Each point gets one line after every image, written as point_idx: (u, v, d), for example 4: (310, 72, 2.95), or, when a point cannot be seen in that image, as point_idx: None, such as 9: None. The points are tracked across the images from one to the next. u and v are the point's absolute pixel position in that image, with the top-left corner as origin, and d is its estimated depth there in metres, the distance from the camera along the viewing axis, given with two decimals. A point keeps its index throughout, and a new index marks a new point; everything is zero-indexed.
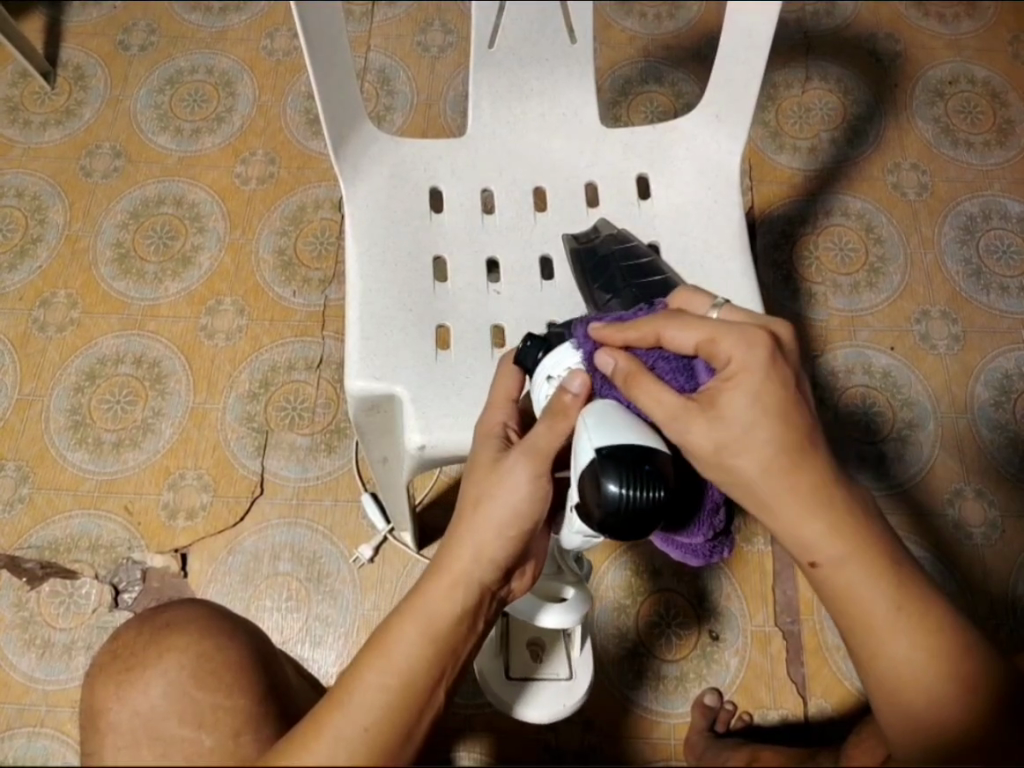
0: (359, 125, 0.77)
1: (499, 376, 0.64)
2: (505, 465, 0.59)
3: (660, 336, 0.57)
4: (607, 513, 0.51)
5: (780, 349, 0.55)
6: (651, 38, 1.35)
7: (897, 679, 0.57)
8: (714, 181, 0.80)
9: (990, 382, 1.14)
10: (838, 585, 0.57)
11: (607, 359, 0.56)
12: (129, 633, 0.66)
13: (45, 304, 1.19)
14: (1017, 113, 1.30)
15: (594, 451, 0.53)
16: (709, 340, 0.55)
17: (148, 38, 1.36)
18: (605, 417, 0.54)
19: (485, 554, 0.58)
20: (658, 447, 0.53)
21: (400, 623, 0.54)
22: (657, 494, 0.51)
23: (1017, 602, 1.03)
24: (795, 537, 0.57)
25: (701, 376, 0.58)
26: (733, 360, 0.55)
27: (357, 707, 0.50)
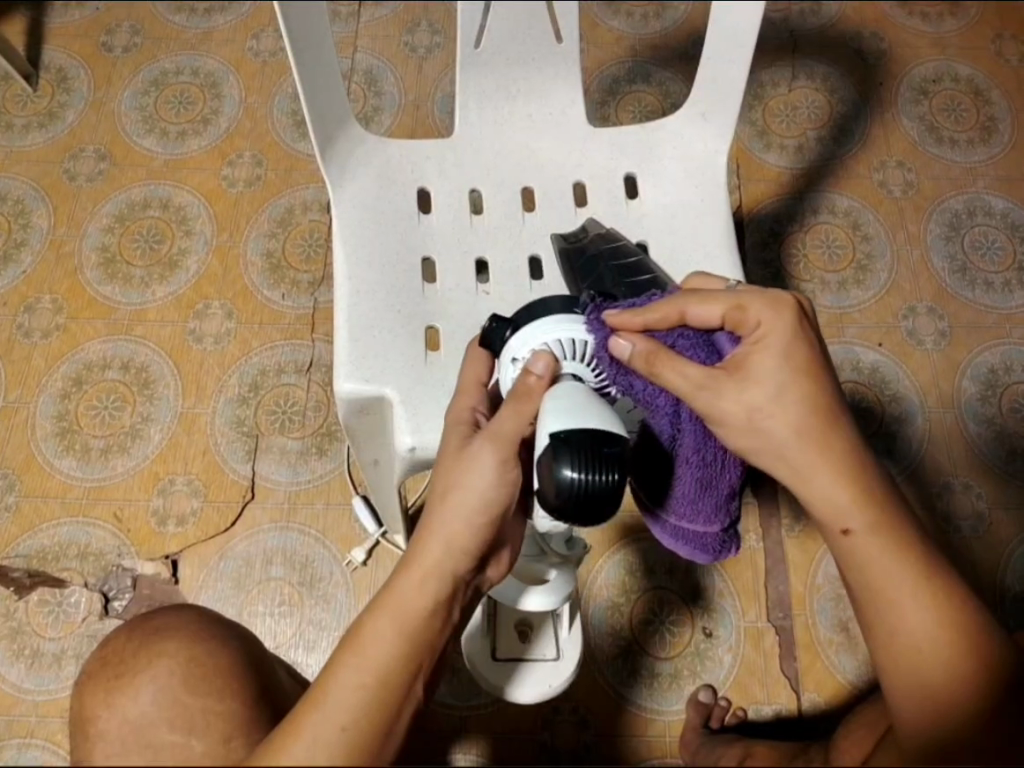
0: (346, 126, 0.77)
1: (470, 360, 0.64)
2: (471, 450, 0.59)
3: (682, 313, 0.59)
4: (564, 498, 0.51)
5: (805, 315, 0.58)
6: (639, 37, 1.35)
7: (910, 659, 0.56)
8: (702, 179, 0.80)
9: (977, 376, 1.15)
10: (857, 552, 0.58)
11: (625, 343, 0.56)
12: (116, 643, 0.66)
13: (29, 310, 1.18)
14: (1000, 110, 1.31)
15: (552, 435, 0.53)
16: (736, 309, 0.58)
17: (131, 40, 1.35)
18: (561, 401, 0.54)
19: (456, 542, 0.57)
20: (614, 428, 0.53)
21: (374, 617, 0.54)
22: (610, 478, 0.51)
23: (1006, 594, 1.04)
24: (823, 503, 0.57)
25: (723, 347, 0.59)
26: (761, 324, 0.57)
27: (331, 705, 0.50)
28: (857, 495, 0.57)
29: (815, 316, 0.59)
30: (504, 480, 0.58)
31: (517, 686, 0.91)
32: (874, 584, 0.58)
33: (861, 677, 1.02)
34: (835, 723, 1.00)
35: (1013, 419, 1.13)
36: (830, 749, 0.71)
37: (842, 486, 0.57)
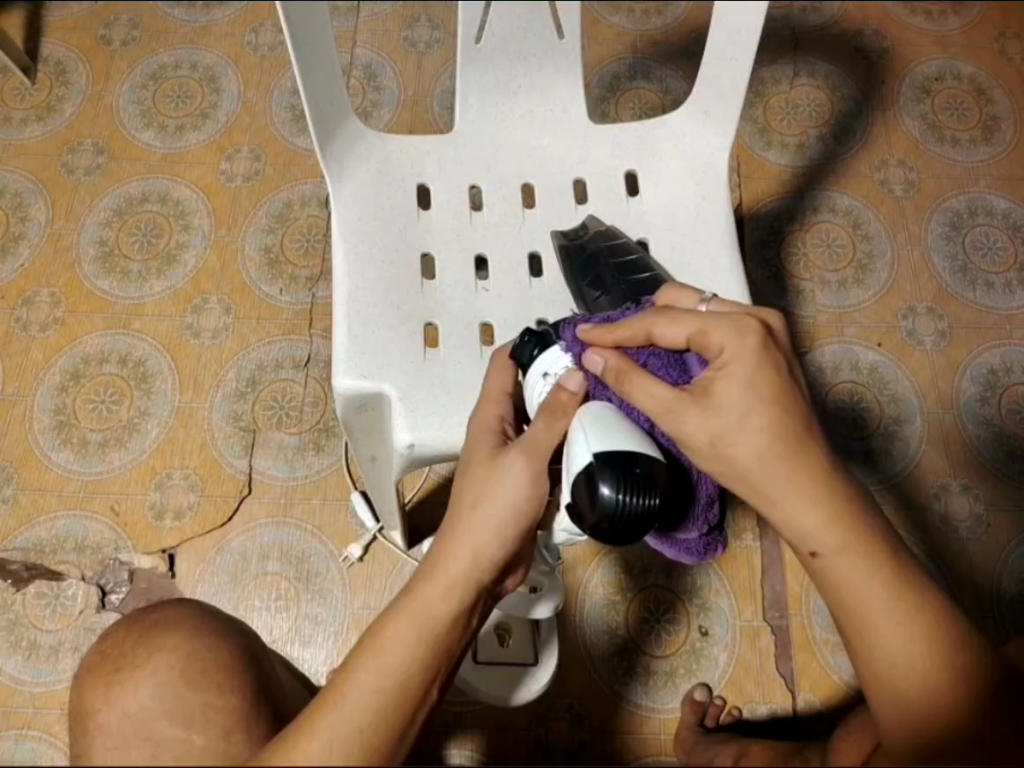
0: (346, 122, 0.76)
1: (496, 371, 0.65)
2: (502, 463, 0.59)
3: (650, 334, 0.58)
4: (602, 518, 0.52)
5: (771, 338, 0.56)
6: (639, 34, 1.34)
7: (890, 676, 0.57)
8: (702, 178, 0.80)
9: (976, 377, 1.15)
10: (831, 578, 0.56)
11: (597, 358, 0.57)
12: (118, 636, 0.65)
13: (27, 303, 1.18)
14: (1002, 109, 1.30)
15: (588, 455, 0.53)
16: (699, 333, 0.56)
17: (130, 33, 1.34)
18: (600, 422, 0.54)
19: (483, 553, 0.57)
20: (650, 451, 0.54)
21: (396, 620, 0.54)
22: (650, 502, 0.52)
23: (1003, 596, 1.04)
24: (793, 525, 0.56)
25: (694, 369, 0.59)
26: (725, 350, 0.55)
27: (347, 708, 0.50)
28: (853, 498, 0.56)
29: (787, 336, 0.58)
30: (509, 479, 0.58)
31: (507, 690, 0.96)
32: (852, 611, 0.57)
33: (857, 677, 1.02)
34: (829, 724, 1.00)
35: (1012, 421, 1.12)
36: (824, 752, 0.71)
37: (812, 508, 0.55)
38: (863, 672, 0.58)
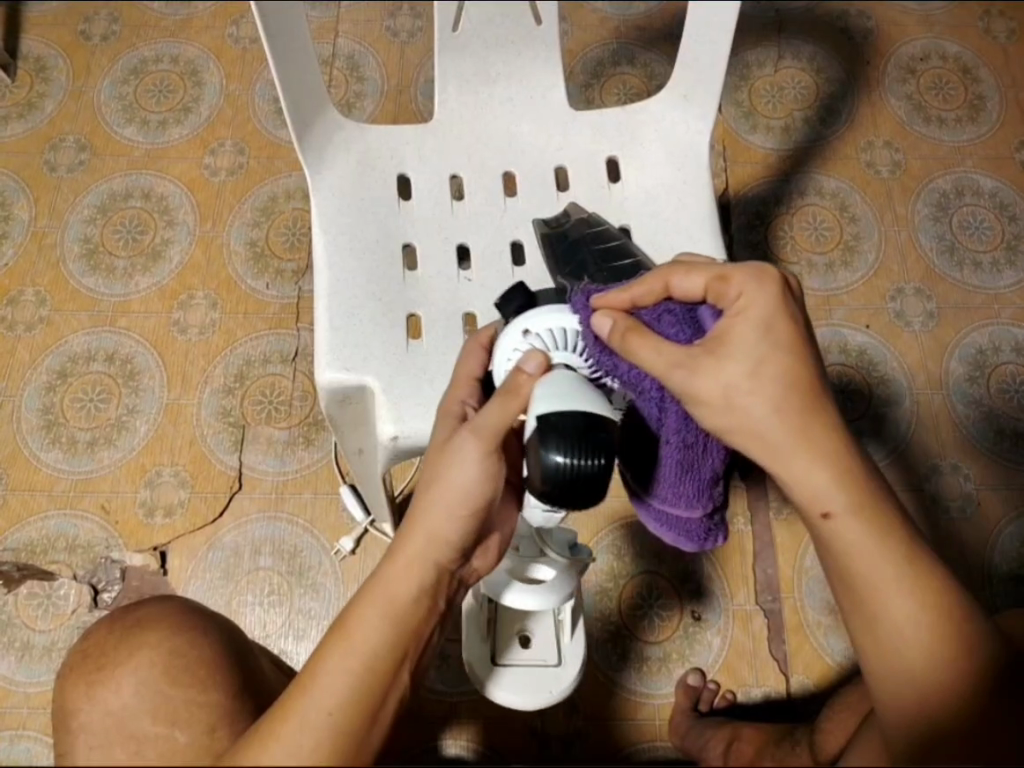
0: (323, 113, 0.76)
1: (465, 356, 0.64)
2: (453, 445, 0.57)
3: (667, 285, 0.58)
4: (551, 480, 0.50)
5: (790, 293, 0.56)
6: (623, 19, 1.33)
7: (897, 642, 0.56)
8: (683, 162, 0.79)
9: (965, 357, 1.14)
10: (838, 538, 0.56)
11: (606, 320, 0.55)
12: (99, 633, 0.65)
13: (13, 303, 1.17)
14: (988, 88, 1.30)
15: (537, 417, 0.52)
16: (718, 279, 0.56)
17: (110, 28, 1.33)
18: (552, 384, 0.53)
19: (441, 531, 0.56)
20: (601, 412, 0.52)
21: (360, 605, 0.54)
22: (598, 463, 0.50)
23: (994, 575, 1.04)
24: (804, 488, 0.56)
25: (706, 322, 0.58)
26: (742, 298, 0.55)
27: (318, 695, 0.50)
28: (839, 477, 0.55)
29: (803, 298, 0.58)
30: (487, 476, 0.57)
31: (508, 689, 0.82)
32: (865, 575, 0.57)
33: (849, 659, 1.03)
34: (822, 705, 1.00)
35: (1001, 399, 1.12)
36: (814, 735, 0.72)
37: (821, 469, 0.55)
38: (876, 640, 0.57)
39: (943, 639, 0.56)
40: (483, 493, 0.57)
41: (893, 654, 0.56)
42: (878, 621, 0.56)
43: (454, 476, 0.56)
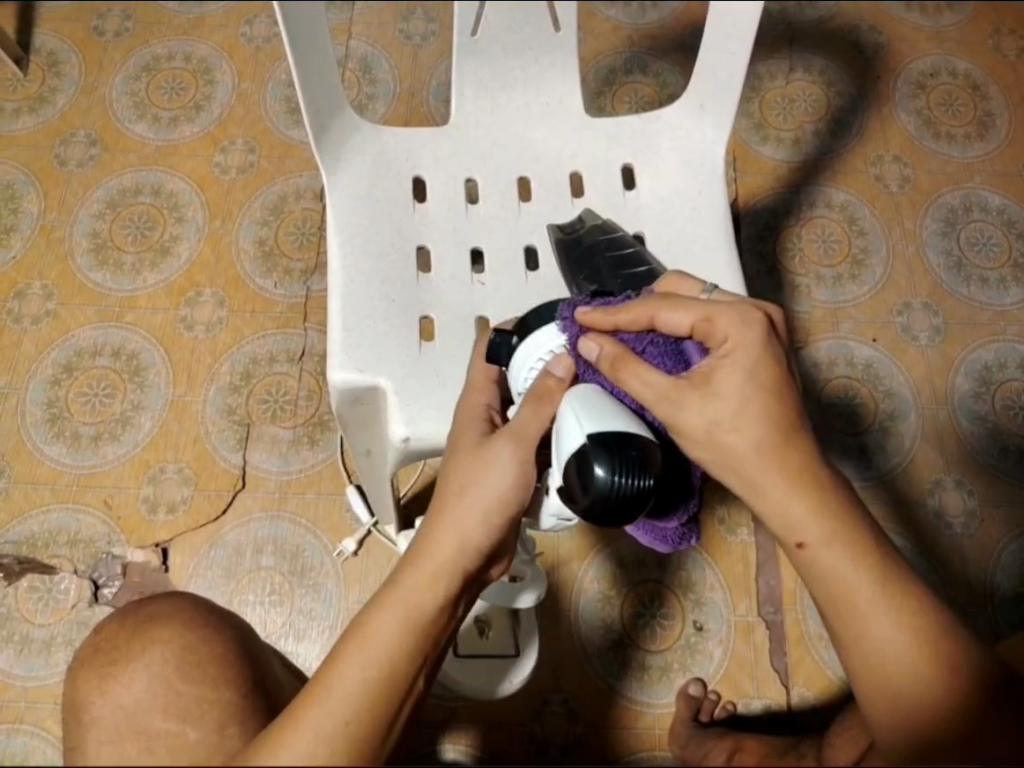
0: (341, 114, 0.76)
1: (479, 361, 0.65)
2: (489, 448, 0.58)
3: (653, 320, 0.57)
4: (596, 499, 0.49)
5: (774, 332, 0.56)
6: (636, 27, 1.34)
7: (887, 668, 0.56)
8: (698, 171, 0.80)
9: (970, 373, 1.15)
10: (818, 569, 0.56)
11: (592, 346, 0.55)
12: (110, 629, 0.65)
13: (20, 295, 1.17)
14: (997, 105, 1.30)
15: (584, 437, 0.51)
16: (704, 319, 0.55)
17: (124, 24, 1.33)
18: (592, 404, 0.53)
19: (473, 538, 0.57)
20: (642, 434, 0.52)
21: (382, 607, 0.53)
22: (643, 482, 0.50)
23: (996, 591, 1.04)
24: (780, 517, 0.56)
25: (692, 357, 0.57)
26: (730, 337, 0.55)
27: (335, 700, 0.49)
28: (816, 510, 0.55)
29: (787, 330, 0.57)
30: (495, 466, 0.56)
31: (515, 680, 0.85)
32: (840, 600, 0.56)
33: None
34: (823, 718, 1.00)
35: (1005, 416, 1.13)
36: (819, 750, 0.73)
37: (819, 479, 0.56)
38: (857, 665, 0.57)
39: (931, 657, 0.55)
40: (516, 502, 0.58)
41: (889, 680, 0.56)
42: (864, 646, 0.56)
43: (490, 484, 0.57)
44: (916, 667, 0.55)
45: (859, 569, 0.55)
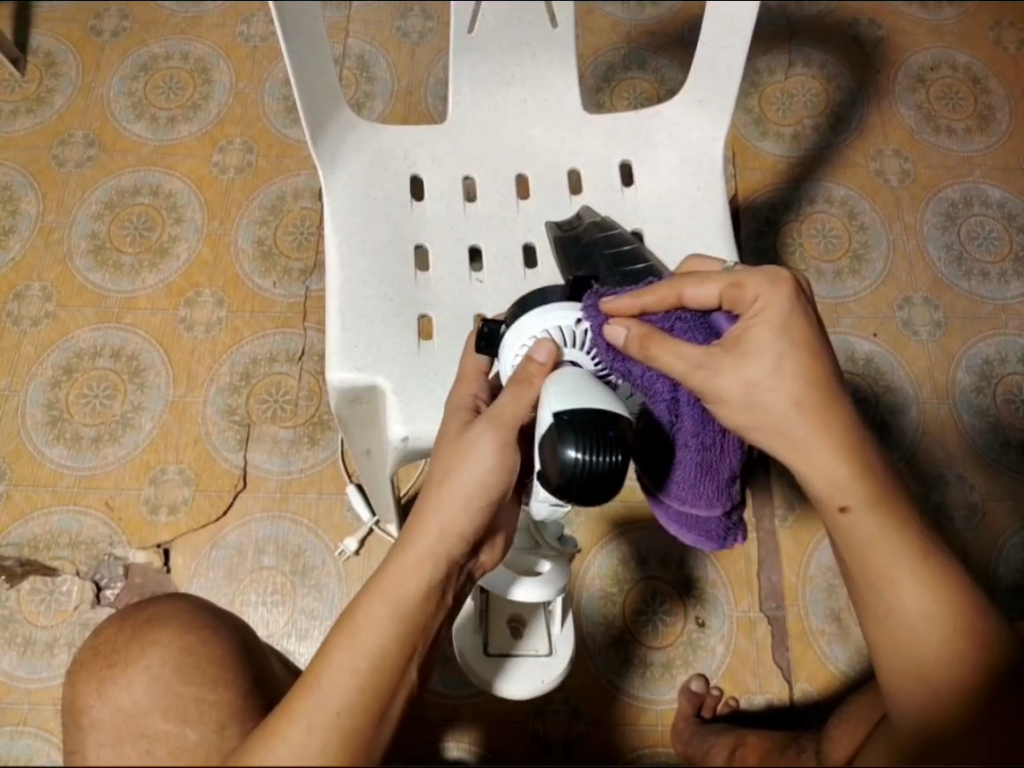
0: (338, 113, 0.76)
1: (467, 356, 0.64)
2: (471, 435, 0.57)
3: (680, 296, 0.57)
4: (565, 476, 0.49)
5: (802, 294, 0.57)
6: (634, 23, 1.33)
7: (914, 636, 0.56)
8: (697, 168, 0.79)
9: (971, 368, 1.14)
10: (855, 530, 0.57)
11: (619, 329, 0.55)
12: (110, 631, 0.65)
13: (19, 297, 1.17)
14: (997, 98, 1.30)
15: (551, 416, 0.51)
16: (732, 287, 0.56)
17: (121, 24, 1.33)
18: (570, 383, 0.53)
19: (454, 525, 0.55)
20: (616, 410, 0.52)
21: (367, 601, 0.52)
22: (614, 459, 0.49)
23: (998, 586, 1.04)
24: (823, 478, 0.56)
25: (722, 326, 0.58)
26: (759, 300, 0.56)
27: (326, 693, 0.49)
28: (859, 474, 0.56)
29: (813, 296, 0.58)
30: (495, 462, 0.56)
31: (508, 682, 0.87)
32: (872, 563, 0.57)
33: (852, 667, 1.03)
34: (826, 713, 1.00)
35: (1007, 410, 1.12)
36: (821, 746, 0.72)
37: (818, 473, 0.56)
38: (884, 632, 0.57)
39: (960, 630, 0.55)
40: (498, 485, 0.57)
41: (913, 647, 0.56)
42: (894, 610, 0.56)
43: (470, 468, 0.56)
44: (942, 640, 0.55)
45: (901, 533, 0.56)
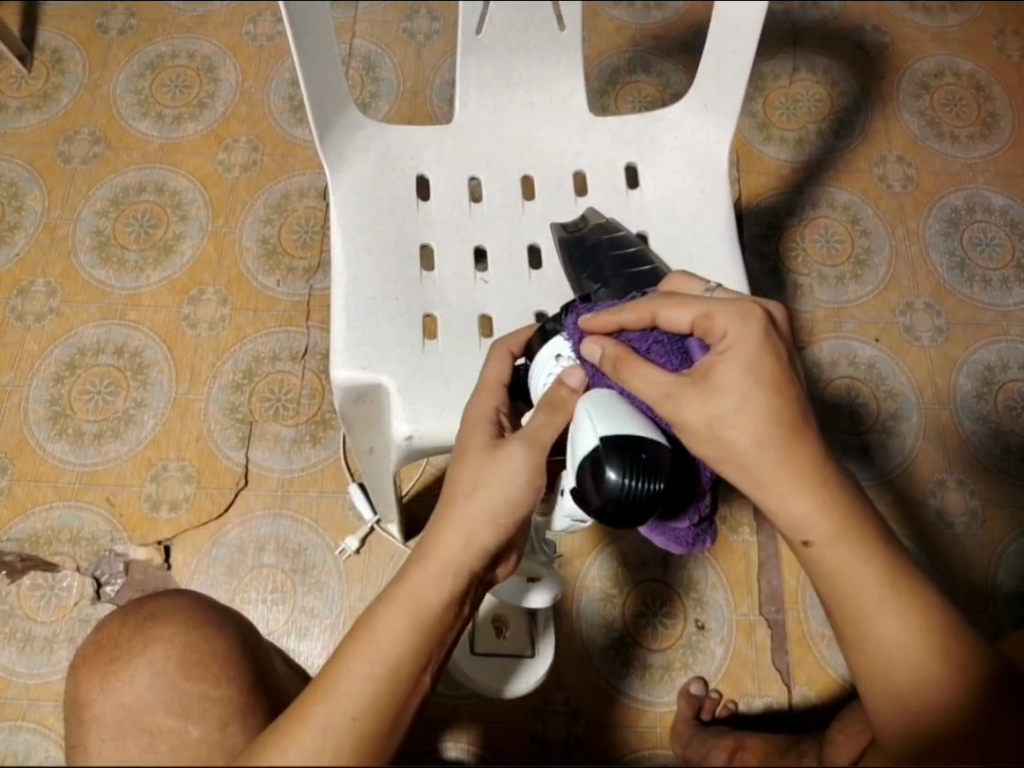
0: (345, 113, 0.76)
1: (493, 363, 0.65)
2: (501, 452, 0.58)
3: (655, 316, 0.58)
4: (607, 500, 0.51)
5: (773, 326, 0.57)
6: (639, 27, 1.34)
7: (890, 667, 0.56)
8: (702, 170, 0.80)
9: (972, 373, 1.15)
10: (830, 566, 0.57)
11: (595, 347, 0.57)
12: (112, 626, 0.65)
13: (23, 293, 1.17)
14: (1001, 106, 1.30)
15: (597, 438, 0.52)
16: (704, 316, 0.57)
17: (128, 21, 1.33)
18: (607, 410, 0.54)
19: (478, 538, 0.56)
20: (654, 438, 0.53)
21: (386, 608, 0.53)
22: (656, 486, 0.51)
23: (998, 592, 1.04)
24: (796, 514, 0.56)
25: (694, 354, 0.58)
26: (728, 333, 0.56)
27: (342, 697, 0.48)
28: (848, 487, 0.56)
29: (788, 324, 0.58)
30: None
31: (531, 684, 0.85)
32: (843, 598, 0.57)
33: (852, 672, 1.03)
34: (825, 718, 1.00)
35: (1008, 417, 1.13)
36: (822, 748, 0.73)
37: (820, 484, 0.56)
38: (861, 669, 0.57)
39: (935, 652, 0.55)
40: (524, 503, 0.58)
41: (890, 680, 0.56)
42: (867, 643, 0.56)
43: (501, 482, 0.58)
44: (915, 666, 0.55)
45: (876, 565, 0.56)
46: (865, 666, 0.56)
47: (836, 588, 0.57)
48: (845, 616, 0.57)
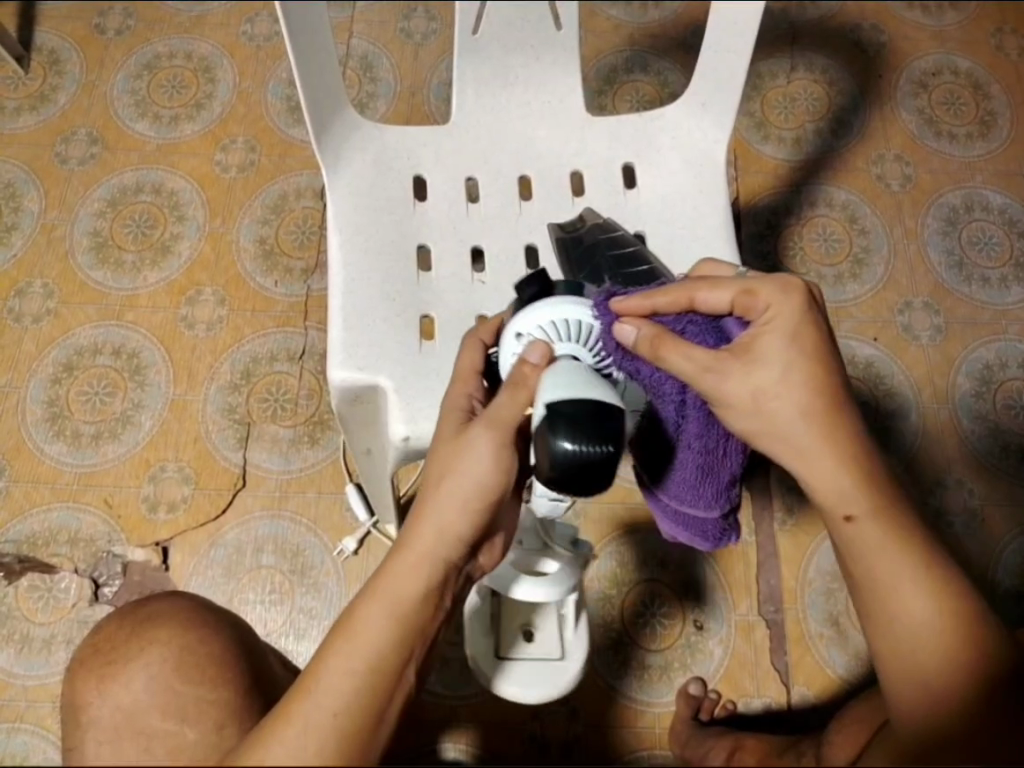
0: (342, 113, 0.76)
1: (465, 350, 0.63)
2: (468, 437, 0.56)
3: (691, 300, 0.58)
4: (557, 468, 0.49)
5: (816, 302, 0.57)
6: (637, 26, 1.34)
7: (914, 647, 0.56)
8: (700, 169, 0.79)
9: (971, 372, 1.15)
10: (861, 544, 0.58)
11: (628, 329, 0.55)
12: (109, 628, 0.65)
13: (20, 294, 1.17)
14: (999, 104, 1.30)
15: (547, 405, 0.50)
16: (745, 294, 0.57)
17: (124, 22, 1.33)
18: (562, 373, 0.52)
19: (451, 528, 0.55)
20: (612, 401, 0.51)
21: (367, 603, 0.52)
22: (606, 451, 0.49)
23: (997, 591, 1.04)
24: (829, 489, 0.57)
25: (732, 331, 0.58)
26: (771, 308, 0.56)
27: (321, 694, 0.49)
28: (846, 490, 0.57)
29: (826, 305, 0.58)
30: (499, 468, 0.56)
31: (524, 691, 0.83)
32: (877, 577, 0.57)
33: (851, 671, 1.03)
34: (824, 717, 1.00)
35: (1007, 416, 1.13)
36: (821, 748, 0.72)
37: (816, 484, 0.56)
38: (884, 646, 0.57)
39: (957, 645, 0.55)
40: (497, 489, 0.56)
41: (909, 662, 0.56)
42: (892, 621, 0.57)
43: (468, 471, 0.56)
44: (938, 653, 0.55)
45: (900, 548, 0.57)
46: (886, 643, 0.57)
47: (869, 566, 0.58)
48: (873, 594, 0.58)
